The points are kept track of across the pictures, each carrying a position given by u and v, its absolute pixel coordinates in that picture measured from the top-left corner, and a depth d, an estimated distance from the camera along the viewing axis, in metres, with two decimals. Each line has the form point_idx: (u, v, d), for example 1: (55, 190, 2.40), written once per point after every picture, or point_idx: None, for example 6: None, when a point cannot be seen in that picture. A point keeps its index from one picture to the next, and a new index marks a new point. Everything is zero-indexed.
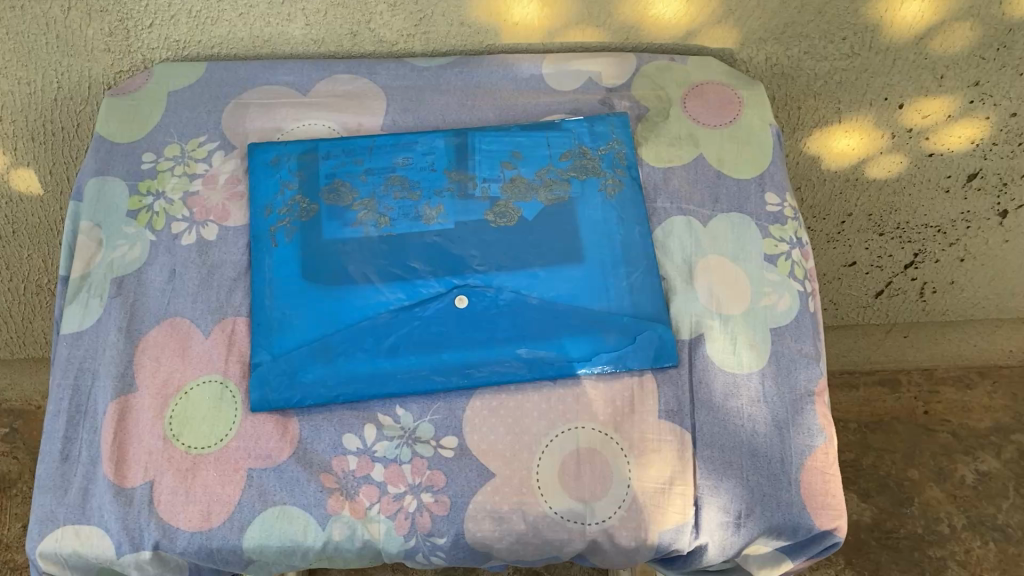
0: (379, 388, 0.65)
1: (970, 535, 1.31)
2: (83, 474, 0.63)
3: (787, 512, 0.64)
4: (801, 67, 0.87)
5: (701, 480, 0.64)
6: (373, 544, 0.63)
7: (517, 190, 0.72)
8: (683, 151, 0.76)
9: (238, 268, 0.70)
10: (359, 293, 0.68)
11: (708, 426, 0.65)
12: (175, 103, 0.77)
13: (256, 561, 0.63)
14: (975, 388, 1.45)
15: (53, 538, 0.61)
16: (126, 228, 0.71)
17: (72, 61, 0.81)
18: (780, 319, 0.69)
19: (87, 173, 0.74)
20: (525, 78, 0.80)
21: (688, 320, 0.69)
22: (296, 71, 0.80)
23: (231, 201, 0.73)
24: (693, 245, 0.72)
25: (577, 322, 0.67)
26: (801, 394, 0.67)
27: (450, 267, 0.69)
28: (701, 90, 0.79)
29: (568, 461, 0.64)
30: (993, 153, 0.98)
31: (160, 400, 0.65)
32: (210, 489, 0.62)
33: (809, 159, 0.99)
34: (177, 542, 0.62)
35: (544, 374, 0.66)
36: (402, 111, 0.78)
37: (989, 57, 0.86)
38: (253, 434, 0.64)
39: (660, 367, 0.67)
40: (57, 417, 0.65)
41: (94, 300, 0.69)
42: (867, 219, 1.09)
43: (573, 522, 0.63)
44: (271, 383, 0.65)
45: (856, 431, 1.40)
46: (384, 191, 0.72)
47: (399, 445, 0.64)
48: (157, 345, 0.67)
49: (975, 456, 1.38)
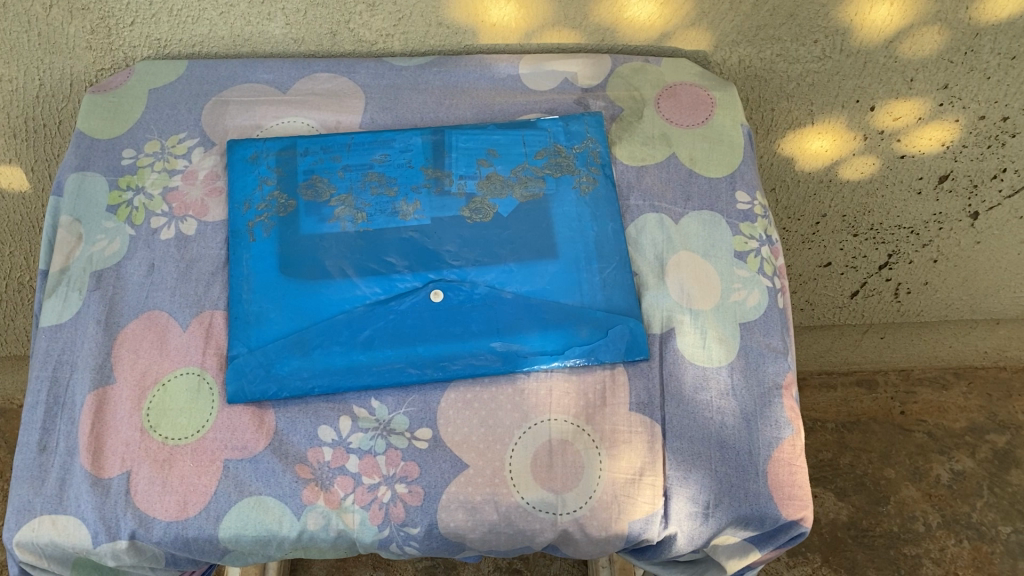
0: (355, 381, 0.66)
1: (945, 533, 1.33)
2: (60, 465, 0.64)
3: (754, 502, 0.65)
4: (773, 69, 0.88)
5: (671, 470, 0.65)
6: (348, 534, 0.63)
7: (493, 186, 0.74)
8: (656, 150, 0.78)
9: (216, 262, 0.71)
10: (335, 287, 0.69)
11: (678, 418, 0.67)
12: (156, 100, 0.78)
13: (232, 551, 0.64)
14: (950, 389, 1.47)
15: (30, 527, 0.62)
16: (105, 222, 0.72)
17: (54, 58, 0.82)
18: (748, 314, 0.71)
19: (67, 169, 0.75)
20: (502, 78, 0.82)
21: (659, 315, 0.70)
22: (275, 70, 0.81)
23: (210, 196, 0.74)
24: (665, 242, 0.73)
25: (550, 316, 0.69)
26: (769, 387, 0.69)
27: (426, 261, 0.70)
28: (675, 91, 0.81)
29: (540, 453, 0.65)
30: (963, 155, 1.00)
31: (138, 392, 0.66)
32: (187, 480, 0.63)
33: (784, 161, 1.00)
34: (153, 531, 0.62)
35: (517, 367, 0.67)
36: (380, 109, 0.79)
37: (957, 61, 0.87)
38: (229, 425, 0.65)
39: (631, 361, 0.68)
40: (35, 408, 0.66)
41: (73, 293, 0.69)
42: (842, 220, 1.10)
43: (544, 512, 0.64)
44: (248, 375, 0.66)
45: (834, 431, 1.42)
46: (361, 187, 0.73)
47: (374, 436, 0.65)
48: (135, 338, 0.68)
49: (951, 455, 1.40)
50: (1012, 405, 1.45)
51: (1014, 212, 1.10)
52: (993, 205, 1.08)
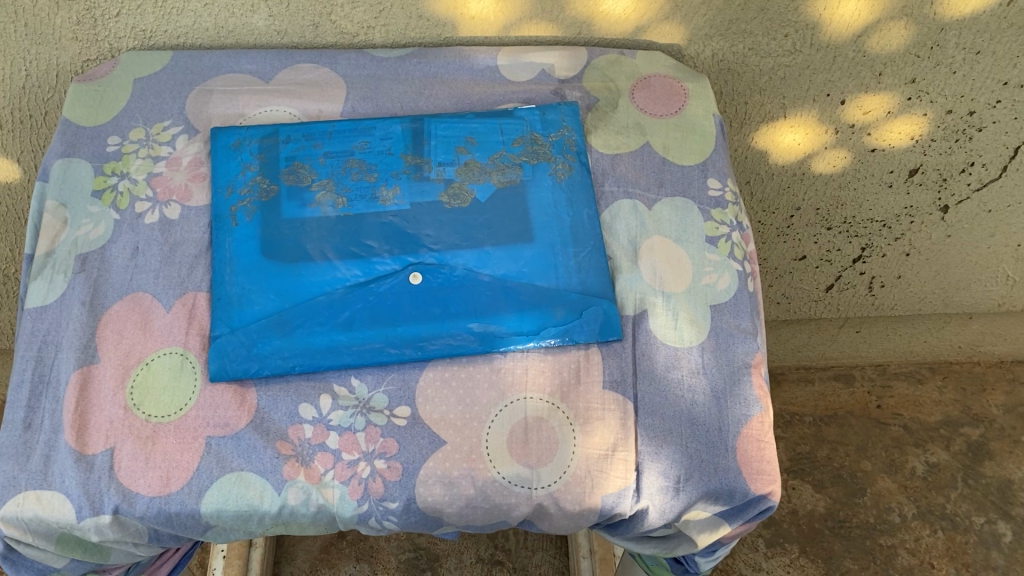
0: (335, 360, 0.68)
1: (920, 524, 1.35)
2: (44, 442, 0.65)
3: (723, 476, 0.67)
4: (746, 63, 0.90)
5: (643, 446, 0.67)
6: (328, 508, 0.65)
7: (470, 173, 0.76)
8: (630, 139, 0.80)
9: (199, 246, 0.72)
10: (316, 270, 0.70)
11: (650, 395, 0.69)
12: (141, 89, 0.80)
13: (214, 526, 0.65)
14: (925, 383, 1.50)
15: (15, 503, 0.63)
16: (90, 207, 0.74)
17: (40, 49, 0.84)
18: (719, 297, 0.73)
19: (53, 155, 0.76)
20: (480, 69, 0.84)
21: (632, 297, 0.72)
22: (258, 60, 0.83)
23: (194, 181, 0.75)
24: (638, 226, 0.75)
25: (526, 298, 0.70)
26: (738, 366, 0.71)
27: (405, 245, 0.72)
28: (649, 83, 0.83)
29: (516, 430, 0.67)
30: (932, 149, 1.03)
31: (122, 371, 0.67)
32: (169, 456, 0.65)
33: (757, 154, 1.03)
34: (136, 506, 0.64)
35: (494, 347, 0.69)
36: (361, 99, 0.81)
37: (924, 55, 0.90)
38: (212, 403, 0.66)
39: (605, 341, 0.70)
40: (20, 387, 0.67)
41: (58, 276, 0.71)
42: (815, 213, 1.13)
43: (519, 487, 0.66)
44: (230, 355, 0.67)
45: (811, 424, 1.44)
46: (342, 173, 0.75)
47: (353, 414, 0.67)
48: (119, 319, 0.69)
49: (926, 448, 1.43)
50: (985, 399, 1.48)
51: (983, 206, 1.13)
52: (962, 198, 1.11)
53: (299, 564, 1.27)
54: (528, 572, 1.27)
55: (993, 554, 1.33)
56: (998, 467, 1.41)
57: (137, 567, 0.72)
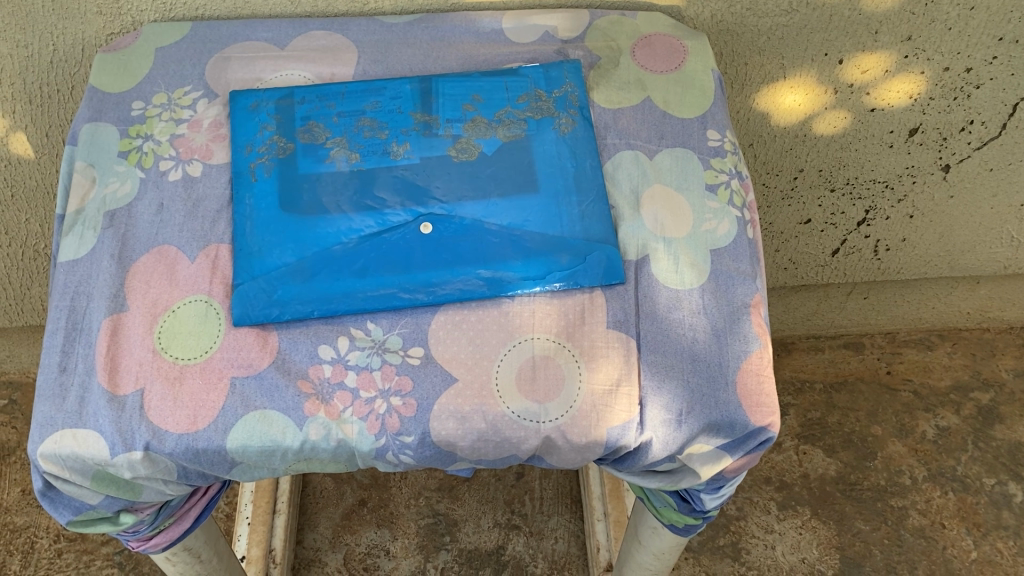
0: (350, 305, 0.71)
1: (931, 486, 1.37)
2: (79, 384, 0.69)
3: (723, 409, 0.69)
4: (744, 23, 0.93)
5: (645, 381, 0.70)
6: (347, 443, 0.68)
7: (477, 128, 0.79)
8: (632, 94, 0.83)
9: (221, 201, 0.76)
10: (331, 222, 0.74)
11: (652, 334, 0.72)
12: (163, 58, 0.84)
13: (240, 462, 0.69)
14: (936, 349, 1.51)
15: (53, 441, 0.67)
16: (117, 167, 0.77)
17: (67, 24, 0.88)
18: (719, 241, 0.76)
19: (80, 121, 0.80)
20: (486, 32, 0.87)
21: (634, 244, 0.75)
22: (274, 29, 0.87)
23: (215, 142, 0.79)
24: (639, 176, 0.78)
25: (533, 245, 0.73)
26: (738, 306, 0.73)
27: (415, 197, 0.75)
28: (650, 42, 0.86)
29: (524, 367, 0.70)
30: (932, 107, 1.05)
31: (150, 318, 0.71)
32: (195, 396, 0.68)
33: (760, 116, 1.05)
34: (166, 443, 0.67)
35: (502, 292, 0.72)
36: (372, 62, 0.84)
37: (919, 12, 0.93)
38: (236, 346, 0.70)
39: (609, 285, 0.73)
40: (56, 334, 0.71)
41: (88, 231, 0.74)
42: (818, 175, 1.15)
43: (528, 421, 0.69)
44: (252, 301, 0.71)
45: (822, 391, 1.46)
46: (354, 131, 0.79)
47: (370, 354, 0.70)
48: (146, 270, 0.73)
49: (936, 412, 1.44)
50: (996, 363, 1.50)
51: (984, 165, 1.15)
52: (964, 157, 1.14)
53: (322, 531, 1.31)
54: (544, 535, 1.30)
55: (1004, 514, 1.34)
56: (1008, 430, 1.42)
57: (167, 509, 0.76)
